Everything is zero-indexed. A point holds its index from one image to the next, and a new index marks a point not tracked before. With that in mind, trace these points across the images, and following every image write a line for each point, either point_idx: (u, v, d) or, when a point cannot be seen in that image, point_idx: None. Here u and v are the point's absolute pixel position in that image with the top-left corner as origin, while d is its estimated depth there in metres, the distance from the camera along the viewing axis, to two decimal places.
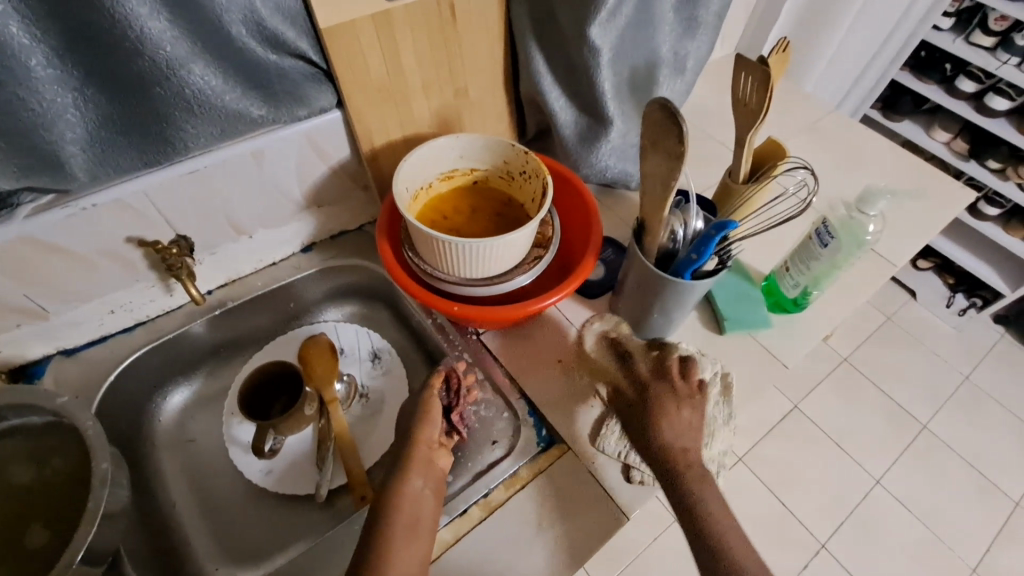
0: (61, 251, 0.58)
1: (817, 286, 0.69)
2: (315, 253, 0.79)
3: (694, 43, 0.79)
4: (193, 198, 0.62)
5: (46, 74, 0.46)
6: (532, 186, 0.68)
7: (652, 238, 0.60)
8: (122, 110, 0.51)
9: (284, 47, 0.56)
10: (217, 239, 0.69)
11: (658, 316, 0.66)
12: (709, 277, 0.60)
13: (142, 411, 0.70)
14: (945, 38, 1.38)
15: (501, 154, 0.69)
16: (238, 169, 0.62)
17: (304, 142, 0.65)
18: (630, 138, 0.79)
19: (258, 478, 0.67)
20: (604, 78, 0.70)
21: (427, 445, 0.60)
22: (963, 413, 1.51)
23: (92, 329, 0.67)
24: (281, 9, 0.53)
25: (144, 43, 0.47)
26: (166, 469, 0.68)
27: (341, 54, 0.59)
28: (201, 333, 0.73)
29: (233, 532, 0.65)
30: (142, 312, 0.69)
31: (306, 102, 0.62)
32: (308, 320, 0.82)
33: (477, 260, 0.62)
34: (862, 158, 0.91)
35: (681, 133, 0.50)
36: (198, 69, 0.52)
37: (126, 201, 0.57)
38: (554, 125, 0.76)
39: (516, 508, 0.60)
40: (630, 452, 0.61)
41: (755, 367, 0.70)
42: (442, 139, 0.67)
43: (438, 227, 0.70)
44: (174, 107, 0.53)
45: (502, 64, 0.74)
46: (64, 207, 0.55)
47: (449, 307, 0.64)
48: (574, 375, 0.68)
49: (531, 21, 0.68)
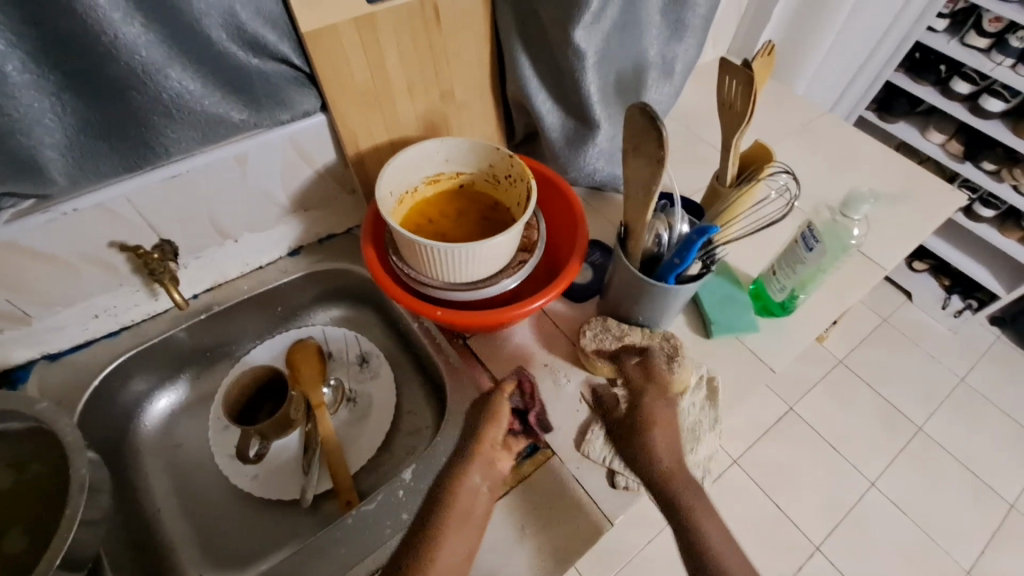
0: (42, 256, 0.57)
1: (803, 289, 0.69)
2: (303, 256, 0.79)
3: (682, 46, 0.79)
4: (176, 202, 0.62)
5: (21, 79, 0.46)
6: (517, 189, 0.68)
7: (635, 242, 0.60)
8: (102, 115, 0.51)
9: (265, 51, 0.56)
10: (202, 243, 0.69)
11: (643, 320, 0.66)
12: (692, 281, 0.60)
13: (128, 415, 0.70)
14: (939, 39, 1.37)
15: (486, 158, 0.69)
16: (222, 173, 0.62)
17: (288, 146, 0.65)
18: (618, 141, 0.79)
19: (244, 483, 0.67)
20: (590, 81, 0.69)
21: (492, 445, 0.62)
22: (959, 414, 1.51)
23: (76, 333, 0.66)
24: (260, 13, 0.53)
25: (120, 47, 0.47)
26: (152, 474, 0.68)
27: (323, 58, 0.59)
28: (187, 337, 0.72)
29: (218, 537, 0.65)
30: (127, 316, 0.69)
31: (289, 105, 0.62)
32: (296, 324, 0.82)
33: (460, 265, 0.62)
34: (853, 160, 0.90)
35: (660, 137, 0.50)
36: (176, 73, 0.51)
37: (107, 205, 0.57)
38: (542, 128, 0.76)
39: (501, 513, 0.60)
40: (615, 459, 0.61)
41: (743, 370, 0.70)
42: (426, 143, 0.67)
43: (424, 231, 0.70)
44: (153, 112, 0.53)
45: (488, 67, 0.74)
46: (43, 212, 0.54)
47: (432, 312, 0.64)
48: (560, 380, 0.68)
49: (516, 24, 0.68)
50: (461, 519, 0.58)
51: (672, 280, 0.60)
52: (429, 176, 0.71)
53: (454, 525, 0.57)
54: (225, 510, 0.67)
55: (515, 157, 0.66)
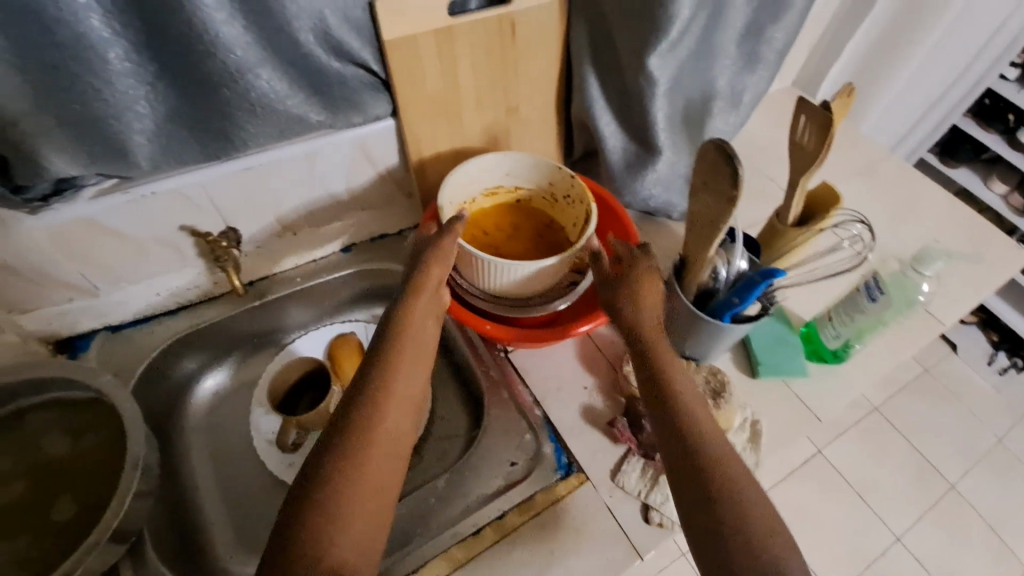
0: (117, 234, 0.60)
1: (860, 337, 0.68)
2: (354, 254, 0.80)
3: (753, 78, 0.78)
4: (244, 193, 0.64)
5: (122, 68, 0.46)
6: (575, 211, 0.68)
7: (693, 275, 0.59)
8: (190, 108, 0.53)
9: (348, 57, 0.57)
10: (263, 233, 0.71)
11: (689, 353, 0.66)
12: (748, 322, 0.59)
13: (175, 393, 0.72)
14: (1012, 88, 1.32)
15: (547, 175, 0.69)
16: (291, 169, 0.64)
17: (355, 147, 0.67)
18: (678, 169, 0.78)
19: (280, 471, 0.68)
20: (658, 108, 0.69)
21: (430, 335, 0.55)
22: (999, 478, 1.43)
23: (136, 309, 0.69)
24: (349, 20, 0.54)
25: (218, 47, 0.48)
26: (193, 452, 0.70)
27: (400, 66, 0.60)
28: (237, 322, 0.74)
29: (251, 522, 0.67)
30: (185, 296, 0.72)
31: (362, 109, 0.63)
32: (340, 318, 0.83)
33: (514, 281, 0.62)
34: (919, 208, 0.87)
35: (736, 178, 0.48)
36: (264, 74, 0.53)
37: (183, 192, 0.59)
38: (603, 150, 0.75)
39: (530, 534, 0.60)
40: (651, 493, 0.61)
41: (788, 416, 0.68)
42: (490, 157, 0.68)
43: (478, 242, 0.71)
44: (238, 109, 0.54)
45: (556, 84, 0.74)
46: (124, 193, 0.57)
47: (481, 325, 0.66)
48: (600, 406, 0.68)
49: (589, 46, 0.68)
50: (398, 402, 0.51)
51: (727, 318, 0.59)
52: (488, 189, 0.71)
53: (394, 395, 0.50)
54: (258, 495, 0.68)
55: (576, 177, 0.66)
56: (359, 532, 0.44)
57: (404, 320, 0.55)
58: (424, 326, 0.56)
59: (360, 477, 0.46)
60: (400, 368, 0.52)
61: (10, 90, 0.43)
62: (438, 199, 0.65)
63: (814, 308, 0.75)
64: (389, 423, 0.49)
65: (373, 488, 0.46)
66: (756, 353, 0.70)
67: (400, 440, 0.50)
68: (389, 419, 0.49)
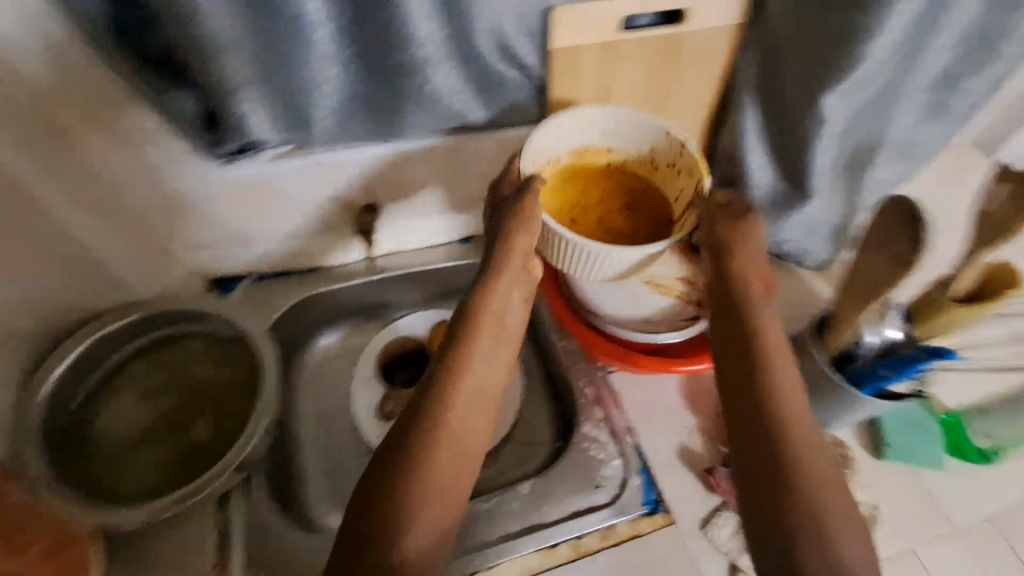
0: (283, 194, 0.66)
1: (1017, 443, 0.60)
2: (472, 245, 0.83)
3: (932, 131, 0.70)
4: (394, 173, 0.68)
5: (324, 50, 0.50)
6: (679, 183, 0.59)
7: (837, 336, 0.56)
8: (369, 92, 0.56)
9: (517, 61, 0.59)
10: (400, 213, 0.75)
11: (810, 416, 0.62)
12: (893, 399, 0.54)
13: (296, 345, 0.79)
14: None
15: (650, 140, 0.59)
16: (439, 157, 0.67)
17: (500, 146, 0.69)
18: (825, 217, 0.73)
19: (372, 437, 0.72)
20: (821, 152, 0.64)
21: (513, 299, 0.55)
22: None
23: (281, 263, 0.76)
24: (526, 27, 0.56)
25: (412, 40, 0.51)
26: (301, 401, 0.77)
27: (564, 75, 0.62)
28: (359, 291, 0.79)
29: (339, 480, 0.71)
30: (322, 258, 0.78)
31: (517, 112, 0.64)
32: (446, 305, 0.86)
33: (597, 264, 0.53)
34: None
35: (918, 239, 0.47)
36: (441, 71, 0.55)
37: (345, 164, 0.64)
38: (745, 186, 0.71)
39: (607, 562, 0.59)
40: (742, 555, 0.58)
41: (908, 511, 0.61)
42: (591, 109, 0.57)
43: (583, 228, 0.60)
44: (410, 98, 0.57)
45: (708, 111, 0.72)
46: (297, 158, 0.62)
47: (594, 343, 0.67)
48: (698, 449, 0.66)
49: (757, 77, 0.65)
50: (471, 389, 0.50)
51: (869, 390, 0.55)
52: (580, 148, 0.61)
53: (467, 380, 0.50)
54: (348, 454, 0.72)
55: (685, 137, 0.57)
56: (425, 501, 0.45)
57: (479, 300, 0.53)
58: (510, 301, 0.55)
59: (433, 453, 0.46)
60: (478, 344, 0.52)
61: (237, 59, 0.47)
62: (523, 157, 0.56)
63: (961, 400, 0.67)
64: (459, 407, 0.49)
65: (439, 474, 0.46)
66: (886, 434, 0.63)
67: (470, 428, 0.49)
68: (458, 406, 0.49)
